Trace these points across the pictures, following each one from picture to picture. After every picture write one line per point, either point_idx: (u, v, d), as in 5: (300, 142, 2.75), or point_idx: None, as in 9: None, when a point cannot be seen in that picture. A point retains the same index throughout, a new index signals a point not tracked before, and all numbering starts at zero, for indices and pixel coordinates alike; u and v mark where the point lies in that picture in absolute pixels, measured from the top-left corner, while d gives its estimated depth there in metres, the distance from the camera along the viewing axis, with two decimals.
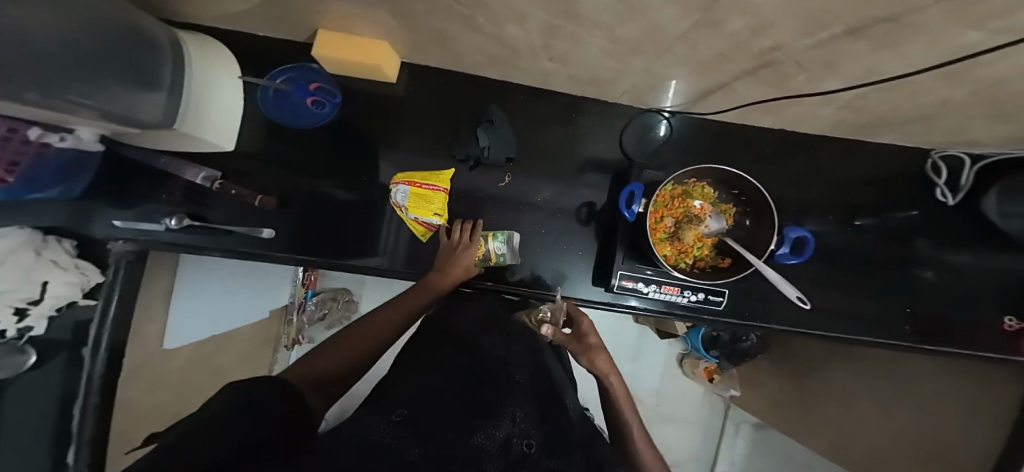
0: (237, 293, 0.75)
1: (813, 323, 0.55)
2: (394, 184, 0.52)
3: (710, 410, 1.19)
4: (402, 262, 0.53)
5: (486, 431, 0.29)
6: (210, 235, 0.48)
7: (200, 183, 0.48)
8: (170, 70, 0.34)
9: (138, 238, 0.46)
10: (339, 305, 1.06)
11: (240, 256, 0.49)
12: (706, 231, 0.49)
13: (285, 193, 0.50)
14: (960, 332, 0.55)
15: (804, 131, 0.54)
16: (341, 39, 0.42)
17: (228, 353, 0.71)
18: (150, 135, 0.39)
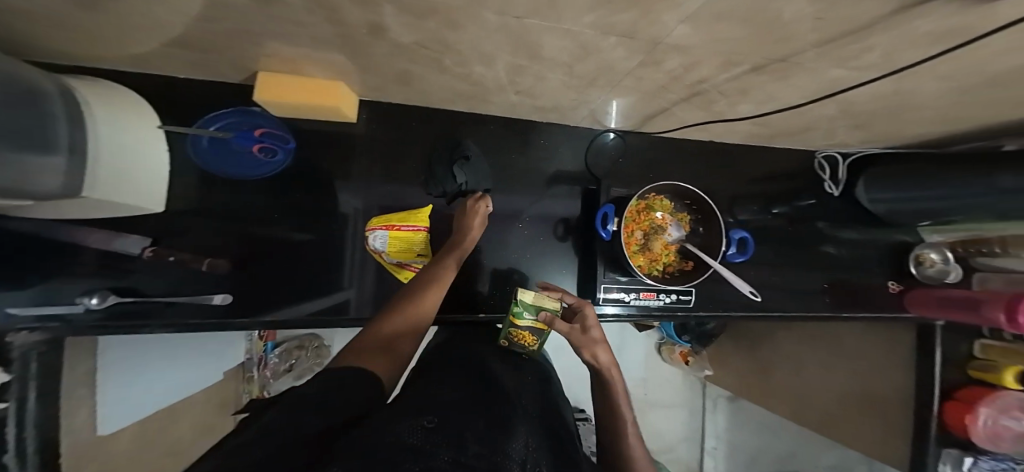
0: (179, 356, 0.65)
1: (758, 305, 0.63)
2: (371, 229, 0.50)
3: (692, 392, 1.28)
4: (376, 307, 0.50)
5: (508, 452, 0.27)
6: (148, 309, 0.43)
7: (118, 251, 0.41)
8: (65, 129, 0.29)
9: (50, 322, 0.39)
10: (309, 352, 0.93)
11: (187, 330, 0.43)
12: (670, 239, 0.53)
13: (233, 250, 0.46)
14: (863, 296, 0.67)
15: (729, 140, 0.62)
16: (273, 82, 0.40)
17: (183, 423, 0.64)
18: (53, 205, 0.34)
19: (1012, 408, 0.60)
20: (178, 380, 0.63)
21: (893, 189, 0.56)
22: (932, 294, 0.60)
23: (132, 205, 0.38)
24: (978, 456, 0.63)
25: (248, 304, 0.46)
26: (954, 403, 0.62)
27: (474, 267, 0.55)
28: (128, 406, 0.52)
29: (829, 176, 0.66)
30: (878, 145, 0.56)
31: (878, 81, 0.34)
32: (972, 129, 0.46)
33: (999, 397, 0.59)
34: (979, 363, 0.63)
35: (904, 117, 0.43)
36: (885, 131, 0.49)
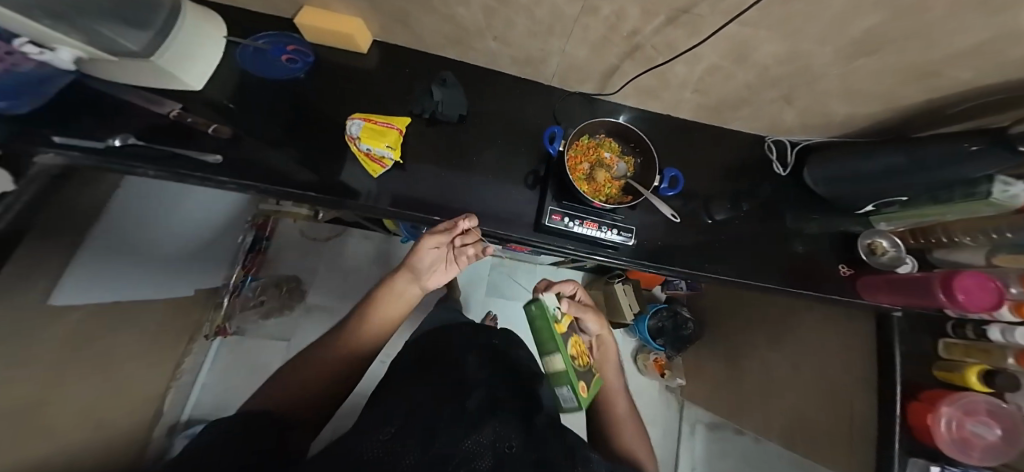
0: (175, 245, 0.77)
1: (715, 267, 0.64)
2: (350, 119, 0.55)
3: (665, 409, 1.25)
4: (387, 201, 0.56)
5: (473, 439, 0.47)
6: (151, 155, 0.45)
7: (161, 113, 0.50)
8: (161, 19, 0.45)
9: (72, 149, 0.40)
10: (281, 293, 1.06)
11: (177, 177, 0.45)
12: (615, 174, 0.59)
13: (242, 129, 0.54)
14: (822, 278, 0.66)
15: (686, 114, 0.70)
16: (324, 18, 0.56)
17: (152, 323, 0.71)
18: (133, 69, 0.48)
19: (979, 411, 0.57)
20: (167, 278, 0.76)
21: (830, 168, 0.60)
22: (888, 276, 0.60)
23: (181, 79, 0.51)
24: (947, 466, 0.58)
25: (230, 170, 0.49)
26: (919, 403, 0.60)
27: (446, 188, 0.60)
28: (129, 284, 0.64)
29: (776, 157, 0.72)
30: (817, 128, 0.62)
31: (771, 36, 0.41)
32: (891, 109, 0.52)
33: (960, 397, 0.57)
34: (945, 362, 0.62)
35: (818, 90, 0.51)
36: (815, 108, 0.56)
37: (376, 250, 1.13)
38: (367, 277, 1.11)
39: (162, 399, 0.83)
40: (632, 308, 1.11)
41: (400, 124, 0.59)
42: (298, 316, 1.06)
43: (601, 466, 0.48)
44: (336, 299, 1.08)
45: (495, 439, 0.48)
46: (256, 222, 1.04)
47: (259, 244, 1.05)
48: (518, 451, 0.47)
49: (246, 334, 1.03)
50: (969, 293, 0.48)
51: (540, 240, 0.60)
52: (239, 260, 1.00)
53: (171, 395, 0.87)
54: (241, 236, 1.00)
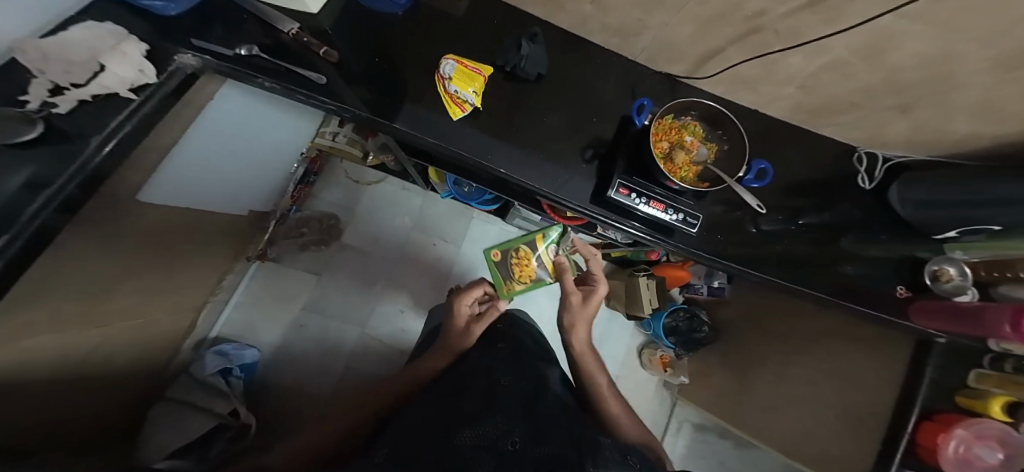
0: (241, 168, 0.74)
1: (768, 268, 0.64)
2: (444, 59, 0.56)
3: (660, 405, 1.28)
4: (459, 143, 0.58)
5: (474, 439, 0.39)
6: (270, 68, 0.52)
7: (286, 36, 0.55)
8: None
9: (205, 53, 0.49)
10: (320, 227, 1.10)
11: (289, 88, 0.52)
12: (695, 158, 0.56)
13: (346, 55, 0.57)
14: (871, 297, 0.65)
15: (774, 113, 0.67)
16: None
17: (186, 240, 0.70)
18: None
19: (989, 436, 0.57)
20: (234, 188, 0.76)
21: (926, 188, 0.59)
22: (940, 304, 0.60)
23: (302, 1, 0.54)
24: None
25: (325, 90, 0.53)
26: (932, 424, 0.61)
27: (516, 152, 0.59)
28: (201, 187, 0.64)
29: (865, 170, 0.68)
30: (921, 142, 0.59)
31: (927, 36, 0.37)
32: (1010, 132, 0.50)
33: (976, 422, 0.57)
34: (969, 390, 0.61)
35: (947, 101, 0.47)
36: (924, 122, 0.54)
37: (413, 201, 1.16)
38: (401, 228, 1.13)
39: (197, 313, 0.88)
40: (651, 303, 1.08)
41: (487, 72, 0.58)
42: (333, 253, 1.10)
43: (615, 453, 0.39)
44: (373, 242, 1.12)
45: (495, 437, 0.39)
46: (308, 154, 1.00)
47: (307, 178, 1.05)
48: (519, 450, 0.38)
49: (285, 263, 1.07)
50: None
51: (599, 211, 0.60)
52: (290, 189, 1.02)
53: (205, 311, 0.91)
54: (295, 166, 0.97)
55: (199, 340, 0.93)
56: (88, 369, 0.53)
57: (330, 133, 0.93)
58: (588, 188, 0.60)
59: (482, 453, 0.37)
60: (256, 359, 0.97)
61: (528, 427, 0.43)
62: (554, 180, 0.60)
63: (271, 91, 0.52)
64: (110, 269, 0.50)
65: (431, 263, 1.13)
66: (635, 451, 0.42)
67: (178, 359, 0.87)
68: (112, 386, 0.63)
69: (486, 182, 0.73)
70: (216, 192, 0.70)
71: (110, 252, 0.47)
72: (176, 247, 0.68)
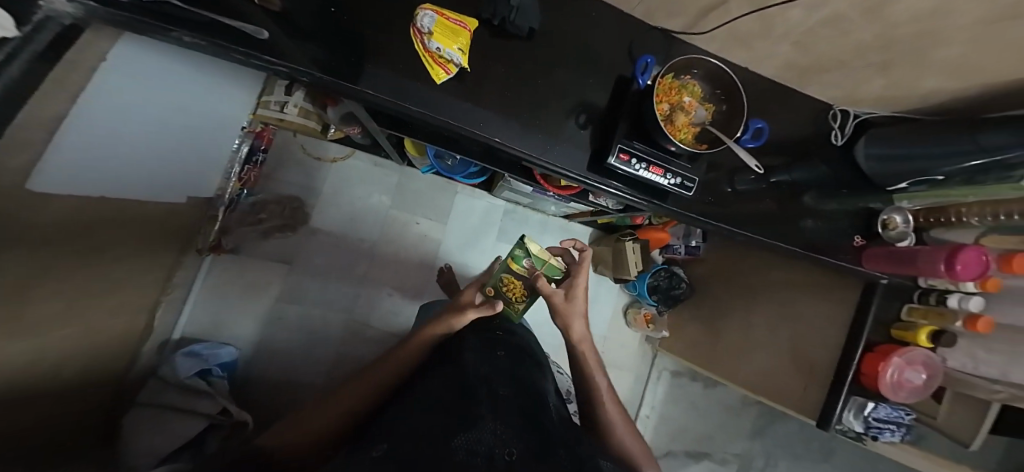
0: (158, 150, 0.60)
1: (746, 227, 0.69)
2: (421, 9, 0.48)
3: (642, 356, 1.42)
4: (441, 111, 0.52)
5: (468, 450, 0.38)
6: (189, 19, 0.40)
7: None
8: None
9: None
10: (282, 211, 1.00)
11: (221, 44, 0.41)
12: (694, 119, 0.57)
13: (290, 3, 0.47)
14: (831, 249, 0.73)
15: (763, 71, 0.67)
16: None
17: (112, 236, 0.59)
18: None
19: (914, 361, 0.70)
20: (154, 170, 0.61)
21: (887, 144, 0.63)
22: (893, 250, 0.69)
23: None
24: (881, 402, 0.72)
25: (267, 48, 0.44)
26: (874, 354, 0.72)
27: (506, 119, 0.55)
28: (105, 174, 0.50)
29: (838, 127, 0.72)
30: (890, 99, 0.63)
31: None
32: (971, 86, 0.53)
33: (908, 351, 0.69)
34: (902, 323, 0.74)
35: (927, 58, 0.49)
36: (899, 79, 0.56)
37: (386, 177, 1.07)
38: (379, 206, 1.07)
39: (153, 313, 0.79)
40: (637, 265, 1.14)
41: (473, 26, 0.51)
42: (302, 238, 1.02)
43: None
44: (347, 225, 1.04)
45: (492, 445, 0.39)
46: (251, 128, 0.85)
47: (256, 156, 0.92)
48: (517, 461, 0.37)
49: (244, 253, 0.99)
50: (970, 265, 0.59)
51: (596, 179, 0.59)
52: (236, 170, 0.89)
53: (161, 310, 0.83)
54: (236, 143, 0.82)
55: (161, 343, 0.85)
56: (26, 395, 0.45)
57: (275, 102, 0.79)
58: (585, 155, 0.58)
59: (479, 461, 0.36)
60: (235, 357, 0.92)
61: (526, 445, 0.41)
62: (551, 149, 0.57)
63: (194, 49, 0.41)
64: (19, 286, 0.40)
65: (414, 243, 1.10)
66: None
67: (140, 364, 0.79)
68: (66, 403, 0.56)
69: (473, 152, 0.67)
70: (128, 176, 0.56)
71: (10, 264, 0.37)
72: (99, 248, 0.56)
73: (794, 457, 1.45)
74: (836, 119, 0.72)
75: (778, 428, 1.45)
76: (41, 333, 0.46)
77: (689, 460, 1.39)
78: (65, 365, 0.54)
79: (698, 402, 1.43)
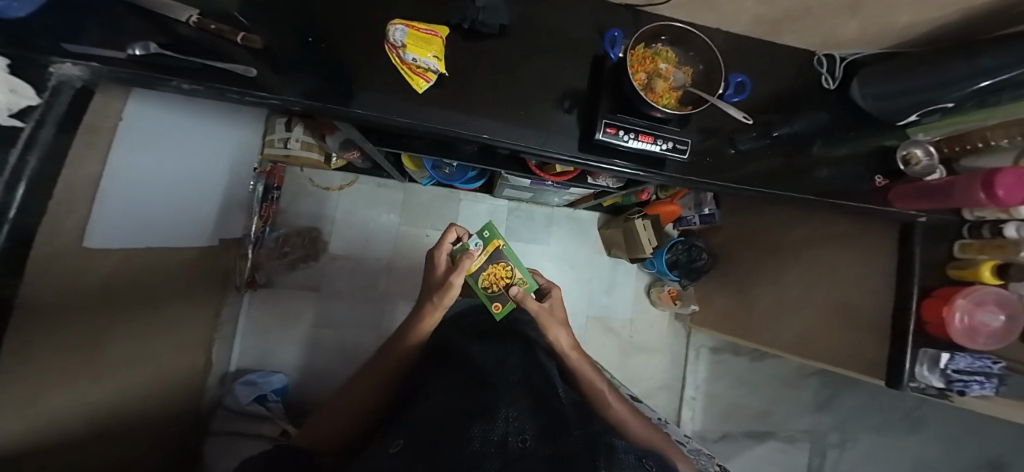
0: (184, 201, 0.66)
1: (755, 183, 0.67)
2: (393, 25, 0.53)
3: (676, 338, 1.49)
4: (421, 117, 0.54)
5: (483, 438, 0.37)
6: (179, 66, 0.44)
7: (182, 25, 0.46)
8: None
9: (92, 61, 0.39)
10: (303, 242, 1.06)
11: (217, 88, 0.45)
12: (673, 84, 0.58)
13: (270, 42, 0.50)
14: (854, 193, 0.69)
15: (737, 30, 0.68)
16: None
17: (167, 281, 0.66)
18: None
19: (989, 302, 0.62)
20: (191, 220, 0.70)
21: (883, 82, 0.61)
22: (921, 185, 0.65)
23: None
24: (956, 352, 0.64)
25: (259, 85, 0.48)
26: (934, 301, 0.66)
27: (480, 114, 0.57)
28: (152, 229, 0.58)
29: (827, 73, 0.71)
30: (874, 36, 0.62)
31: None
32: (953, 11, 0.52)
33: (973, 292, 0.62)
34: (958, 262, 0.66)
35: None
36: (874, 14, 0.56)
37: (392, 195, 1.13)
38: (388, 224, 1.12)
39: (208, 349, 0.87)
40: (651, 242, 1.16)
41: (444, 35, 0.56)
42: (322, 265, 1.08)
43: (631, 457, 0.37)
44: (358, 245, 1.10)
45: (506, 432, 0.38)
46: (262, 168, 0.95)
47: (271, 193, 1.00)
48: (532, 447, 0.37)
49: (276, 286, 1.05)
50: (1014, 187, 0.53)
51: (591, 158, 0.60)
52: (255, 209, 0.97)
53: (215, 346, 0.91)
54: (251, 183, 0.91)
55: (221, 375, 0.95)
56: (118, 415, 0.53)
57: (280, 139, 0.89)
58: (575, 137, 0.60)
59: (493, 451, 0.35)
60: (285, 382, 1.00)
61: (540, 429, 0.41)
62: (536, 137, 0.58)
63: (193, 95, 0.45)
64: (93, 316, 0.46)
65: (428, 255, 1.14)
66: (649, 457, 0.41)
67: (206, 398, 0.88)
68: (144, 440, 0.61)
69: (470, 155, 0.71)
70: (171, 223, 0.63)
71: (75, 300, 0.42)
72: (159, 294, 0.63)
73: (874, 429, 1.32)
74: (824, 64, 0.71)
75: (845, 400, 1.35)
76: (121, 366, 0.53)
77: (748, 440, 1.36)
78: (146, 402, 0.61)
79: (747, 378, 1.41)
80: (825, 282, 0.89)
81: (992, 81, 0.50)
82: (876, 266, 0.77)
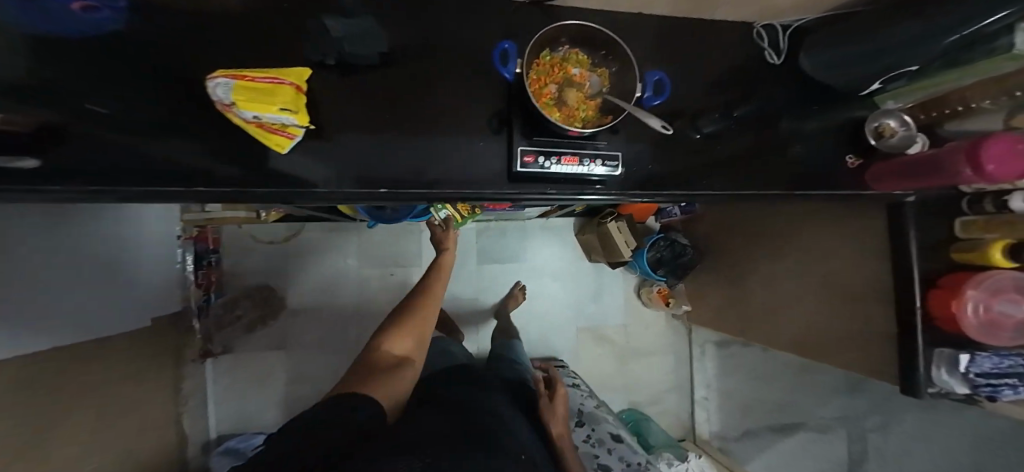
0: (100, 287, 0.63)
1: (710, 183, 0.59)
2: (212, 77, 0.33)
3: (675, 334, 1.50)
4: (316, 175, 0.42)
5: None
6: None
7: None
8: None
9: None
10: (253, 303, 1.03)
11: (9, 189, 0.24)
12: (588, 92, 0.52)
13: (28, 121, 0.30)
14: (824, 180, 0.61)
15: (663, 11, 0.61)
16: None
17: (109, 370, 0.63)
18: None
19: (1006, 290, 0.52)
20: (120, 311, 0.69)
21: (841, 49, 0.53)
22: (910, 165, 0.54)
23: None
24: (977, 352, 0.54)
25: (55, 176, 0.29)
26: (942, 291, 0.56)
27: (380, 158, 0.45)
28: (79, 322, 0.57)
29: (769, 45, 0.66)
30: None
31: None
32: None
33: (988, 278, 0.52)
34: (964, 243, 0.56)
35: None
36: None
37: (344, 237, 1.08)
38: (348, 269, 1.08)
39: (179, 424, 0.85)
40: (629, 244, 1.14)
41: (292, 77, 0.39)
42: (286, 320, 1.05)
43: None
44: (315, 296, 1.07)
45: None
46: (188, 234, 0.92)
47: (207, 258, 0.96)
48: None
49: (236, 350, 1.02)
50: (1002, 160, 0.43)
51: (515, 190, 0.51)
52: (190, 278, 0.93)
53: (187, 420, 0.89)
54: (178, 254, 0.90)
55: (201, 446, 0.93)
56: None
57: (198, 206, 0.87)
58: (497, 167, 0.51)
59: None
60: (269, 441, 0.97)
61: None
62: (439, 172, 0.48)
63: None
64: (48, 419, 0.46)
65: (395, 293, 1.10)
66: None
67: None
68: None
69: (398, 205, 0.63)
70: (93, 313, 0.60)
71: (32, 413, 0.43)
72: (104, 384, 0.61)
73: None
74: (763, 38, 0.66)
75: None
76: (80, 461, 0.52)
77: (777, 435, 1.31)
78: None
79: (756, 369, 1.37)
80: (818, 272, 0.80)
81: (960, 36, 0.41)
82: (870, 251, 0.67)
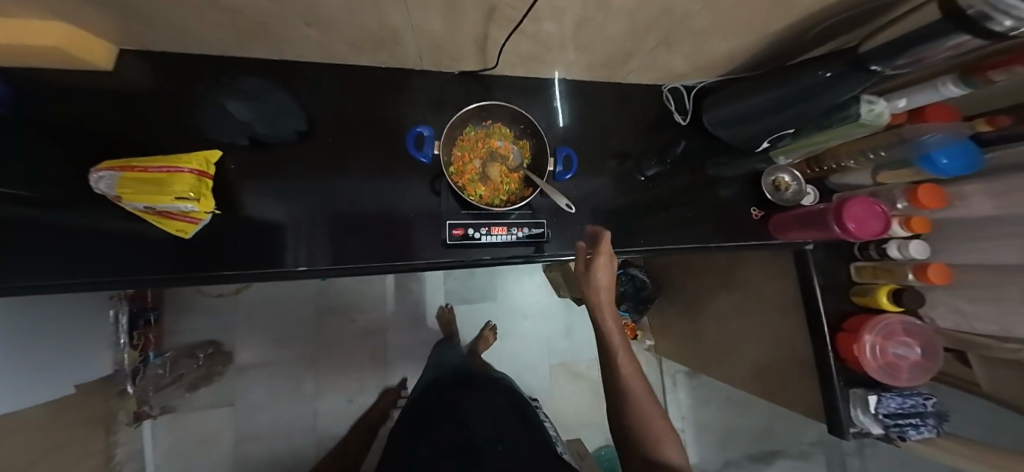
0: (40, 355, 0.63)
1: (629, 235, 0.62)
2: (99, 170, 0.40)
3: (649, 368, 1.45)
4: (240, 260, 0.45)
5: None
6: None
7: None
8: None
9: None
10: (197, 363, 1.00)
11: None
12: (511, 165, 0.57)
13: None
14: (737, 231, 0.65)
15: (578, 77, 0.67)
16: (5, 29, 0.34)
17: (36, 441, 0.61)
18: None
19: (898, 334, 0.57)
20: (55, 374, 0.68)
21: (728, 111, 0.60)
22: (796, 218, 0.60)
23: None
24: (881, 392, 0.57)
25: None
26: (845, 334, 0.59)
27: (307, 239, 0.48)
28: (16, 388, 0.57)
29: (677, 107, 0.72)
30: (710, 64, 0.60)
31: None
32: (776, 29, 0.49)
33: (881, 321, 0.57)
34: (859, 286, 0.61)
35: (688, 27, 0.47)
36: (692, 48, 0.54)
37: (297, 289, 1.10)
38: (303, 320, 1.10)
39: None
40: None
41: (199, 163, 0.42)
42: (231, 380, 1.04)
43: None
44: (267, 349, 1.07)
45: None
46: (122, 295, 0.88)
47: (142, 317, 0.94)
48: None
49: (181, 409, 1.00)
50: (861, 220, 0.50)
51: (449, 260, 0.53)
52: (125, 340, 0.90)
53: None
54: (109, 314, 0.85)
55: None
56: None
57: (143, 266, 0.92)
58: (428, 237, 0.53)
59: None
60: None
61: None
62: (365, 246, 0.50)
63: None
64: None
65: (357, 340, 1.13)
66: None
67: None
68: None
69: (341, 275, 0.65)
70: (31, 379, 0.60)
71: None
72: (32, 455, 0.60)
73: None
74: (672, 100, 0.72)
75: None
76: None
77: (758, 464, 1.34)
78: None
79: (735, 397, 1.42)
80: (752, 310, 0.83)
81: (812, 106, 0.48)
82: (788, 292, 0.71)
